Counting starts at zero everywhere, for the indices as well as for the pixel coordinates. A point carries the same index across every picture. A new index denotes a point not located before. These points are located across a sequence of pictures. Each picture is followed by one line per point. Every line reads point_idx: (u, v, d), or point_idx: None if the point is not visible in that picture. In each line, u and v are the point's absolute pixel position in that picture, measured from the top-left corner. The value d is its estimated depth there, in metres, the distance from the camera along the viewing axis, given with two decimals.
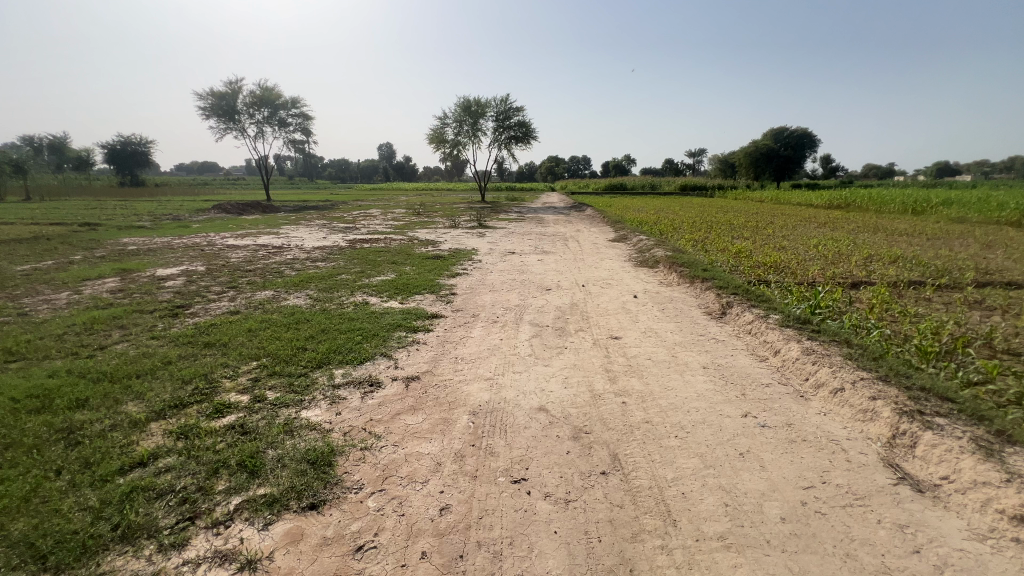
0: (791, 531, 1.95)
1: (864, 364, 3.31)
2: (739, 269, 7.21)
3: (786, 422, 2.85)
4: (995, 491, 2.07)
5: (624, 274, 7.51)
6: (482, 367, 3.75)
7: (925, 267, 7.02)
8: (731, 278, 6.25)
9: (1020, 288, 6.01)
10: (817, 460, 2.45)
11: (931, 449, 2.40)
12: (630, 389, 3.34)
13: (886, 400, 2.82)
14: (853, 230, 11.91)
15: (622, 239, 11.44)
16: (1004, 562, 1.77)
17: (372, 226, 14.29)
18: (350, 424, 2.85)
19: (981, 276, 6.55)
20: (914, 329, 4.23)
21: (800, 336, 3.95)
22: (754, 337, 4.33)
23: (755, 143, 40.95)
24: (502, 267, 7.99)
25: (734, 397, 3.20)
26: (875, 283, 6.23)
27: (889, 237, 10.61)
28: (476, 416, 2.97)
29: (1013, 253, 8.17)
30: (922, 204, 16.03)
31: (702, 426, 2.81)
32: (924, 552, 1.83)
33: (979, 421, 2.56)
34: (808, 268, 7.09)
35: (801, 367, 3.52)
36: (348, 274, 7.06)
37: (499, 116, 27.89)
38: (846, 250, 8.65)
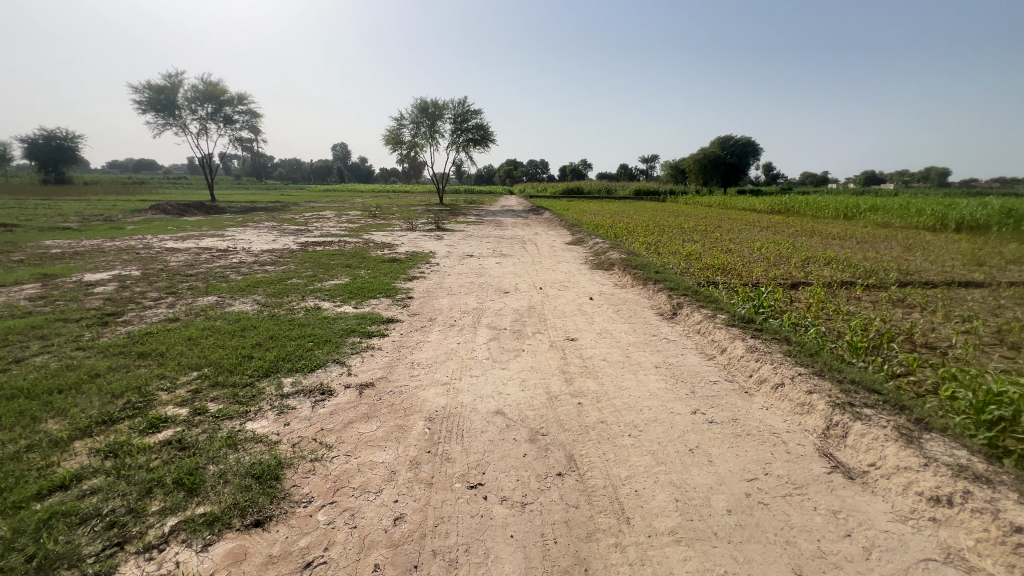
0: (736, 523, 2.03)
1: (801, 360, 3.52)
2: (689, 271, 7.51)
3: (732, 417, 2.98)
4: (915, 475, 2.24)
5: (581, 276, 7.64)
6: (439, 372, 3.70)
7: (855, 268, 7.57)
8: (682, 280, 6.50)
9: (936, 287, 6.59)
10: (760, 453, 2.58)
11: (860, 438, 2.59)
12: (585, 390, 3.40)
13: (821, 394, 3.01)
14: (793, 233, 12.68)
15: (579, 242, 11.65)
16: (923, 540, 1.93)
17: (326, 228, 13.85)
18: (300, 434, 2.73)
19: (903, 276, 7.15)
20: (845, 326, 4.54)
21: (744, 335, 4.16)
22: (703, 336, 4.52)
23: (704, 151, 42.93)
24: (460, 270, 7.94)
25: (684, 395, 3.32)
26: (811, 284, 6.66)
27: (824, 240, 11.38)
28: (432, 422, 2.92)
29: (930, 256, 8.95)
30: (853, 210, 17.31)
31: (654, 424, 2.90)
32: (854, 535, 1.96)
33: (901, 410, 2.78)
34: (752, 270, 7.48)
35: (746, 364, 3.70)
36: (298, 278, 6.80)
37: (457, 118, 27.75)
38: (786, 253, 9.19)
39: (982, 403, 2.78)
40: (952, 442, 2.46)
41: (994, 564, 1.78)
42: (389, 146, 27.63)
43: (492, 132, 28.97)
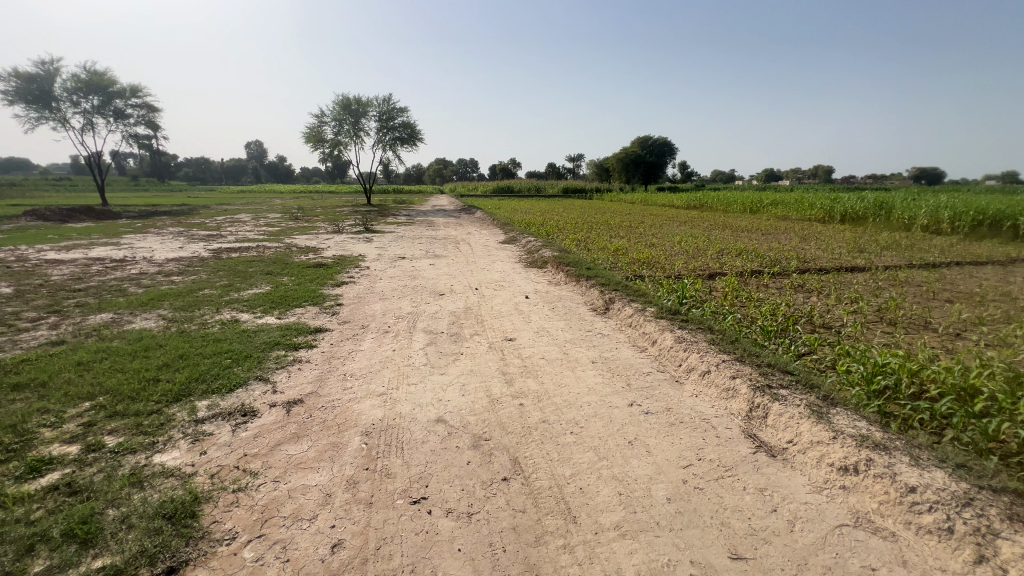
0: (676, 510, 2.12)
1: (723, 347, 3.77)
2: (618, 265, 7.82)
3: (665, 407, 3.12)
4: (826, 447, 2.46)
5: (516, 275, 7.69)
6: (374, 382, 3.53)
7: (762, 258, 8.29)
8: (612, 275, 6.74)
9: (829, 272, 7.38)
10: (693, 439, 2.71)
11: (778, 417, 2.80)
12: (526, 390, 3.40)
13: (742, 378, 3.23)
14: (708, 227, 13.63)
15: (512, 240, 11.73)
16: (837, 508, 2.12)
17: (242, 233, 12.84)
18: (219, 463, 2.48)
19: (801, 264, 7.93)
20: (758, 312, 4.93)
21: (672, 326, 4.38)
22: (634, 328, 4.70)
23: (626, 151, 45.05)
24: (392, 273, 7.68)
25: (621, 388, 3.42)
26: (726, 274, 7.18)
27: (734, 233, 12.35)
28: (369, 436, 2.77)
29: (822, 245, 10.02)
30: (757, 205, 18.98)
31: (594, 420, 2.96)
32: (779, 510, 2.11)
33: (810, 388, 3.05)
34: (674, 263, 7.92)
35: (675, 354, 3.89)
36: (211, 289, 6.22)
37: (382, 116, 26.87)
38: (703, 246, 9.86)
39: (871, 375, 3.13)
40: (852, 414, 2.74)
41: (895, 524, 2.00)
42: (310, 144, 26.16)
43: (420, 130, 28.40)
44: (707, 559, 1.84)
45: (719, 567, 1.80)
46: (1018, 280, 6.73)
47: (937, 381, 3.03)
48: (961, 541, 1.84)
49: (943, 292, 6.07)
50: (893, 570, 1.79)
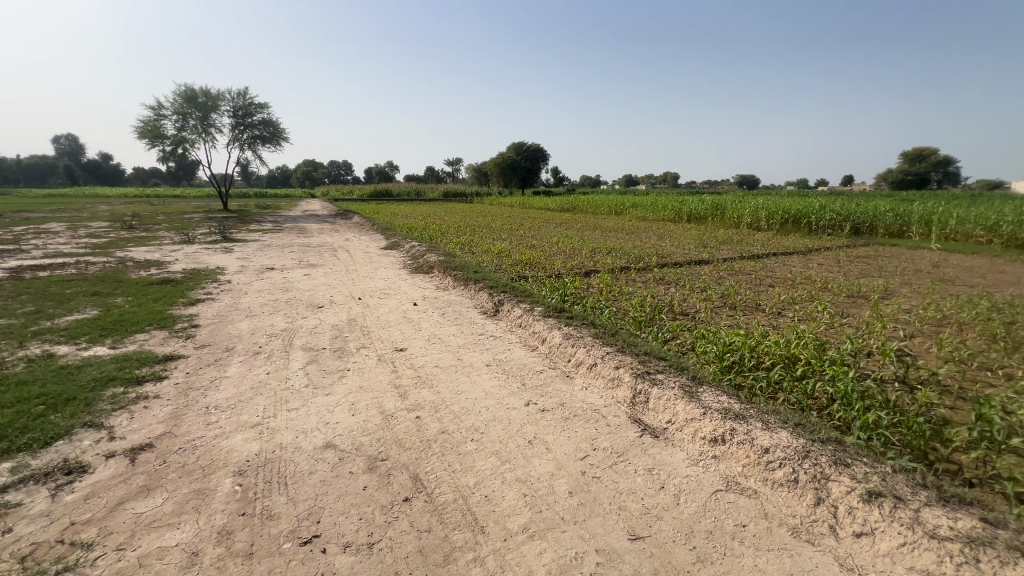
0: (578, 502, 2.20)
1: (606, 340, 4.04)
2: (502, 267, 7.97)
3: (559, 402, 3.24)
4: (698, 422, 2.77)
5: (401, 282, 7.42)
6: (246, 412, 3.10)
7: (629, 255, 9.13)
8: (498, 277, 6.85)
9: (683, 265, 8.38)
10: (587, 430, 2.86)
11: (658, 400, 3.08)
12: (422, 402, 3.27)
13: (625, 367, 3.49)
14: (581, 228, 14.62)
15: (394, 246, 11.31)
16: (711, 477, 2.38)
17: (53, 246, 10.46)
18: (34, 541, 1.95)
19: (661, 259, 8.90)
20: (630, 305, 5.39)
21: (559, 323, 4.58)
22: (524, 328, 4.82)
23: (502, 156, 46.42)
24: (260, 287, 6.87)
25: (516, 389, 3.48)
26: (600, 271, 7.76)
27: (604, 233, 13.41)
28: (244, 475, 2.42)
29: (675, 242, 11.37)
30: (621, 207, 20.93)
31: (493, 423, 2.95)
32: (667, 486, 2.32)
33: (681, 370, 3.41)
34: (554, 263, 8.33)
35: (564, 350, 4.07)
36: (10, 318, 4.94)
37: (237, 111, 24.05)
38: (578, 245, 10.54)
39: (723, 353, 3.61)
40: (714, 389, 3.13)
41: (756, 482, 2.31)
42: (144, 140, 22.37)
43: (283, 129, 26.04)
44: (610, 545, 1.94)
45: (621, 551, 1.90)
46: (815, 266, 8.34)
47: (769, 352, 3.60)
48: (804, 488, 2.19)
49: (767, 278, 7.27)
50: (758, 523, 2.06)
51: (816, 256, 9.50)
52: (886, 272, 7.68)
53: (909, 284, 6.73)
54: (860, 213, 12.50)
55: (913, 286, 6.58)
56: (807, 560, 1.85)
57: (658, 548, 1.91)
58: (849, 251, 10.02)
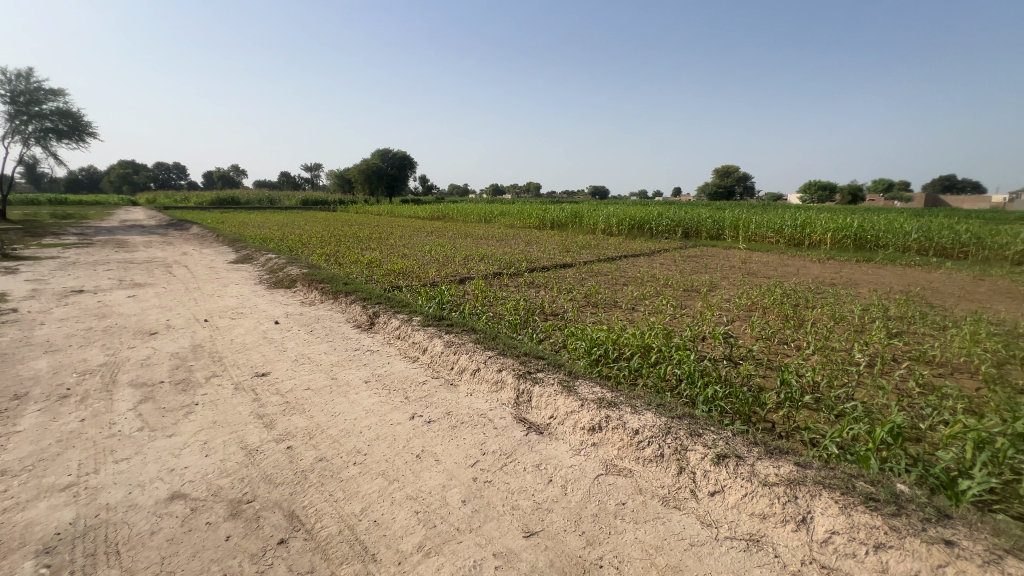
0: (472, 510, 2.18)
1: (487, 344, 4.10)
2: (373, 278, 7.60)
3: (445, 411, 3.19)
4: (577, 413, 2.96)
5: (257, 299, 6.62)
6: (53, 472, 2.46)
7: (501, 262, 9.43)
8: (370, 288, 6.52)
9: (550, 269, 8.92)
10: (475, 436, 2.86)
11: (539, 397, 3.21)
12: (293, 429, 2.95)
13: (507, 369, 3.58)
14: (452, 236, 14.67)
15: (246, 259, 10.07)
16: (592, 464, 2.56)
17: None
18: None
19: (530, 264, 9.35)
20: (505, 309, 5.55)
21: (438, 332, 4.52)
22: (403, 340, 4.66)
23: (367, 162, 44.52)
24: (64, 314, 5.55)
25: (399, 403, 3.33)
26: (475, 277, 7.87)
27: (475, 240, 13.66)
28: (55, 552, 1.92)
29: (542, 247, 12.08)
30: (489, 215, 21.54)
31: (377, 442, 2.79)
32: (554, 479, 2.43)
33: (557, 367, 3.62)
34: (428, 271, 8.23)
35: (446, 358, 4.03)
36: None
37: (16, 97, 19.24)
38: (450, 253, 10.56)
39: (591, 347, 3.91)
40: (588, 381, 3.38)
41: (629, 462, 2.55)
42: None
43: (89, 123, 21.57)
44: (506, 546, 1.96)
45: (517, 550, 1.94)
46: (659, 265, 9.56)
47: (630, 343, 4.01)
48: (668, 460, 2.48)
49: (621, 278, 8.11)
50: (635, 499, 2.27)
51: (658, 256, 10.86)
52: (711, 269, 9.12)
53: (727, 278, 8.08)
54: (689, 220, 14.69)
55: (730, 279, 7.92)
56: (676, 524, 2.09)
57: (551, 540, 1.99)
58: (682, 252, 11.69)
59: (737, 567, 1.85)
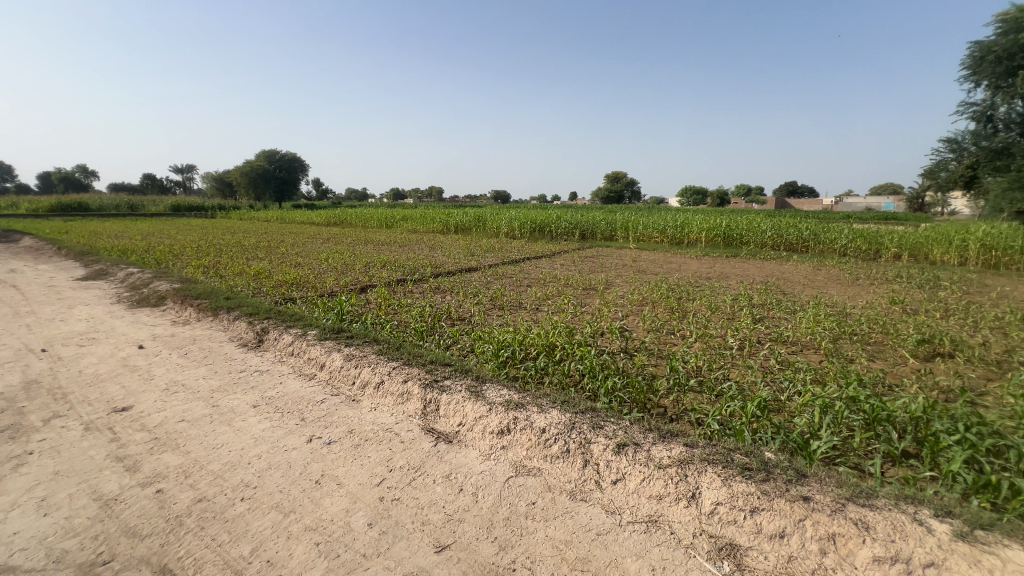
0: (379, 532, 2.07)
1: (391, 354, 3.94)
2: (261, 291, 6.93)
3: (347, 430, 3.00)
4: (486, 418, 2.95)
5: (115, 320, 5.68)
6: None
7: (404, 268, 9.15)
8: (258, 302, 5.94)
9: (454, 274, 8.86)
10: (381, 452, 2.73)
11: (447, 405, 3.15)
12: (165, 470, 2.57)
13: (413, 380, 3.46)
14: (350, 243, 13.94)
15: (99, 274, 8.61)
16: (503, 468, 2.57)
17: None
18: None
19: (434, 269, 9.20)
20: (410, 317, 5.38)
21: (337, 345, 4.24)
22: (297, 356, 4.30)
23: (249, 164, 40.65)
24: None
25: (294, 426, 3.06)
26: (377, 285, 7.54)
27: (375, 247, 13.11)
28: None
29: (446, 252, 11.96)
30: (390, 220, 20.86)
31: (269, 472, 2.54)
32: (465, 487, 2.39)
33: (465, 373, 3.58)
34: (325, 281, 7.71)
35: (346, 373, 3.79)
36: None
37: None
38: (349, 260, 10.02)
39: (498, 350, 3.93)
40: (496, 384, 3.39)
41: (538, 461, 2.61)
42: None
43: None
44: (418, 565, 1.89)
45: (429, 567, 1.87)
46: (560, 266, 9.97)
47: (535, 343, 4.11)
48: (574, 455, 2.57)
49: (525, 279, 8.31)
50: (544, 497, 2.32)
51: (559, 257, 11.32)
52: (606, 268, 9.74)
53: (621, 276, 8.66)
54: (585, 222, 15.54)
55: (623, 277, 8.51)
56: (583, 516, 2.17)
57: (464, 551, 1.96)
58: (580, 253, 12.34)
59: (639, 549, 1.97)
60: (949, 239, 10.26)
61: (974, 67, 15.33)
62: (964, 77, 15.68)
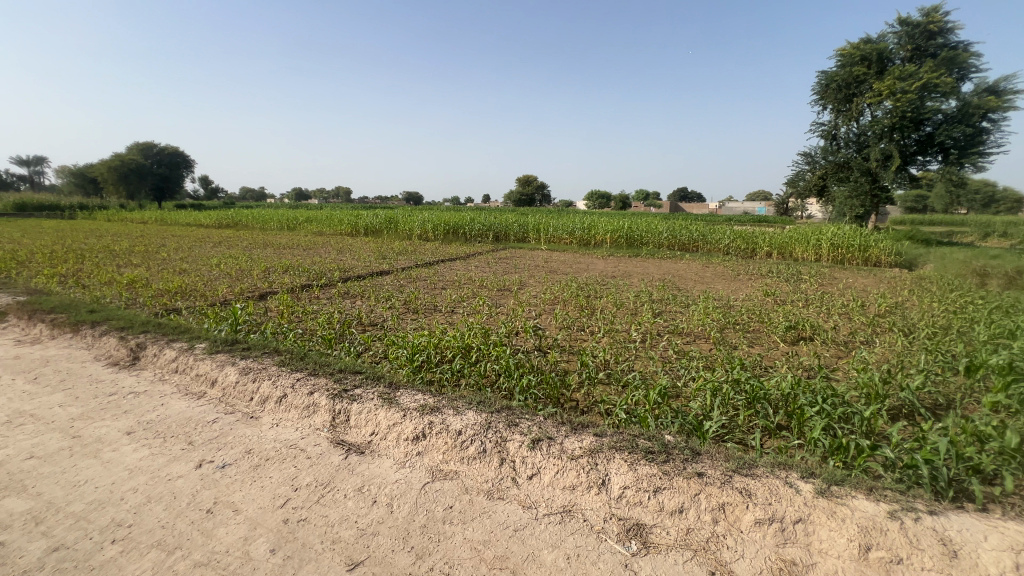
0: (283, 558, 1.92)
1: (294, 365, 3.67)
2: (136, 301, 6.08)
3: (245, 450, 2.74)
4: (401, 424, 2.85)
5: None
6: None
7: (308, 273, 8.57)
8: (132, 314, 5.20)
9: (365, 278, 8.48)
10: (284, 471, 2.53)
11: (358, 415, 3.00)
12: (7, 518, 2.15)
13: (320, 391, 3.25)
14: (246, 246, 12.75)
15: None
16: (419, 474, 2.51)
17: None
18: None
19: (342, 273, 8.73)
20: (317, 324, 5.05)
21: (231, 358, 3.85)
22: (182, 373, 3.83)
23: (118, 158, 35.54)
24: None
25: (179, 451, 2.73)
26: (278, 292, 6.98)
27: (275, 250, 12.14)
28: None
29: (356, 255, 11.42)
30: (293, 221, 19.46)
31: (149, 506, 2.24)
32: (379, 499, 2.29)
33: (377, 380, 3.44)
34: (216, 289, 6.97)
35: (243, 388, 3.46)
36: None
37: None
38: (245, 265, 9.16)
39: (412, 354, 3.82)
40: (410, 390, 3.30)
41: (454, 464, 2.58)
42: None
43: None
44: None
45: None
46: (474, 268, 9.97)
47: (450, 345, 4.06)
48: (492, 455, 2.58)
49: (439, 282, 8.19)
50: (462, 500, 2.30)
51: (474, 259, 11.33)
52: (519, 269, 9.93)
53: (534, 276, 8.91)
54: (499, 224, 15.73)
55: (536, 278, 8.74)
56: (500, 514, 2.19)
57: (379, 566, 1.88)
58: (494, 254, 12.47)
59: (555, 539, 2.04)
60: (807, 239, 11.92)
61: (821, 93, 17.94)
62: (814, 101, 18.28)
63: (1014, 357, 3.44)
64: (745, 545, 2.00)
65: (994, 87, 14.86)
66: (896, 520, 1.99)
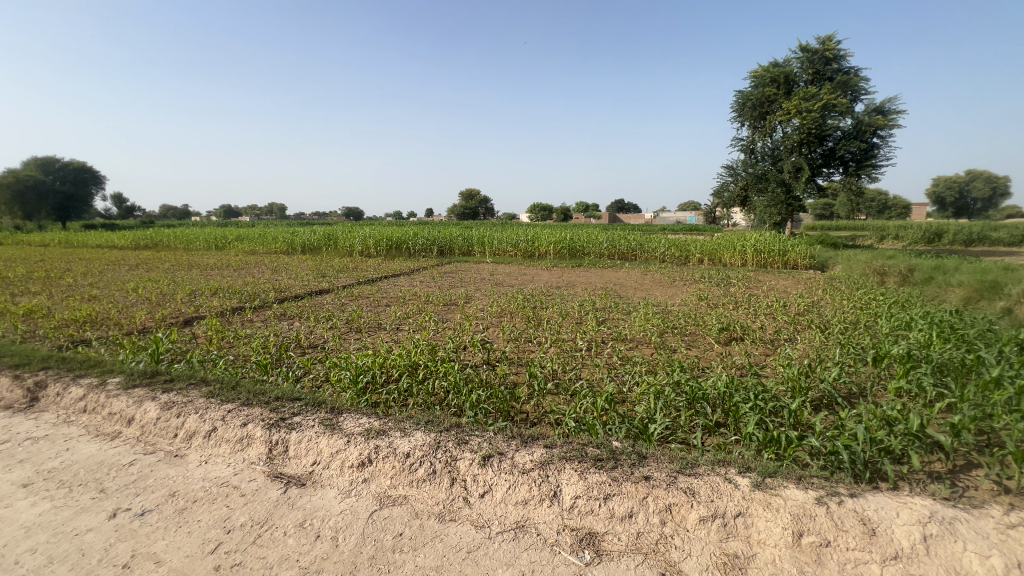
0: None
1: (225, 396, 3.41)
2: (37, 333, 5.42)
3: (169, 493, 2.49)
4: (345, 451, 2.72)
5: None
6: None
7: (240, 294, 8.05)
8: (30, 349, 4.61)
9: (302, 297, 8.09)
10: (214, 512, 2.33)
11: (298, 445, 2.83)
12: None
13: (255, 422, 3.04)
14: (168, 268, 11.81)
15: None
16: (365, 503, 2.39)
17: None
18: None
19: (278, 293, 8.28)
20: (250, 349, 4.74)
21: (152, 393, 3.51)
22: (92, 412, 3.44)
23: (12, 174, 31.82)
24: None
25: (89, 500, 2.44)
26: (206, 316, 6.51)
27: (203, 271, 11.32)
28: None
29: (293, 274, 10.91)
30: (222, 239, 18.28)
31: (52, 568, 1.98)
32: (322, 533, 2.16)
33: (317, 406, 3.26)
34: (134, 315, 6.37)
35: (166, 425, 3.16)
36: None
37: None
38: (167, 289, 8.46)
39: (356, 375, 3.66)
40: (354, 414, 3.16)
41: (403, 487, 2.49)
42: None
43: None
44: None
45: None
46: (419, 283, 9.81)
47: (396, 364, 3.95)
48: (442, 475, 2.51)
49: (383, 299, 7.98)
50: (412, 525, 2.22)
51: (418, 275, 11.12)
52: (465, 282, 9.90)
53: (480, 289, 8.90)
54: (443, 238, 15.63)
55: (482, 290, 8.74)
56: (453, 537, 2.14)
57: None
58: (439, 269, 12.35)
59: (509, 557, 2.01)
60: (734, 246, 12.80)
61: (738, 111, 19.48)
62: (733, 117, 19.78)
63: (911, 346, 3.85)
64: (692, 543, 2.07)
65: (881, 108, 16.80)
66: (822, 506, 2.14)
